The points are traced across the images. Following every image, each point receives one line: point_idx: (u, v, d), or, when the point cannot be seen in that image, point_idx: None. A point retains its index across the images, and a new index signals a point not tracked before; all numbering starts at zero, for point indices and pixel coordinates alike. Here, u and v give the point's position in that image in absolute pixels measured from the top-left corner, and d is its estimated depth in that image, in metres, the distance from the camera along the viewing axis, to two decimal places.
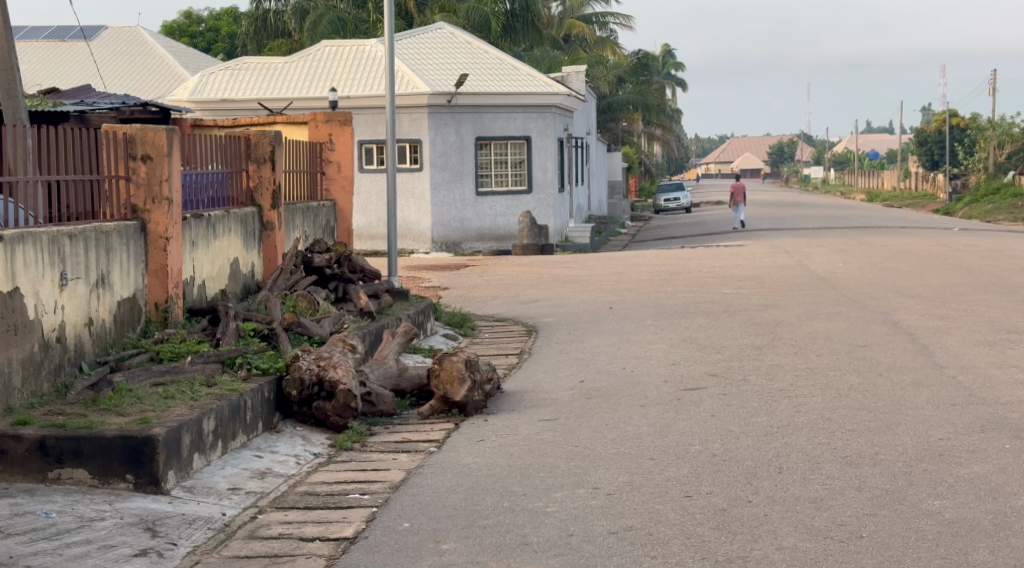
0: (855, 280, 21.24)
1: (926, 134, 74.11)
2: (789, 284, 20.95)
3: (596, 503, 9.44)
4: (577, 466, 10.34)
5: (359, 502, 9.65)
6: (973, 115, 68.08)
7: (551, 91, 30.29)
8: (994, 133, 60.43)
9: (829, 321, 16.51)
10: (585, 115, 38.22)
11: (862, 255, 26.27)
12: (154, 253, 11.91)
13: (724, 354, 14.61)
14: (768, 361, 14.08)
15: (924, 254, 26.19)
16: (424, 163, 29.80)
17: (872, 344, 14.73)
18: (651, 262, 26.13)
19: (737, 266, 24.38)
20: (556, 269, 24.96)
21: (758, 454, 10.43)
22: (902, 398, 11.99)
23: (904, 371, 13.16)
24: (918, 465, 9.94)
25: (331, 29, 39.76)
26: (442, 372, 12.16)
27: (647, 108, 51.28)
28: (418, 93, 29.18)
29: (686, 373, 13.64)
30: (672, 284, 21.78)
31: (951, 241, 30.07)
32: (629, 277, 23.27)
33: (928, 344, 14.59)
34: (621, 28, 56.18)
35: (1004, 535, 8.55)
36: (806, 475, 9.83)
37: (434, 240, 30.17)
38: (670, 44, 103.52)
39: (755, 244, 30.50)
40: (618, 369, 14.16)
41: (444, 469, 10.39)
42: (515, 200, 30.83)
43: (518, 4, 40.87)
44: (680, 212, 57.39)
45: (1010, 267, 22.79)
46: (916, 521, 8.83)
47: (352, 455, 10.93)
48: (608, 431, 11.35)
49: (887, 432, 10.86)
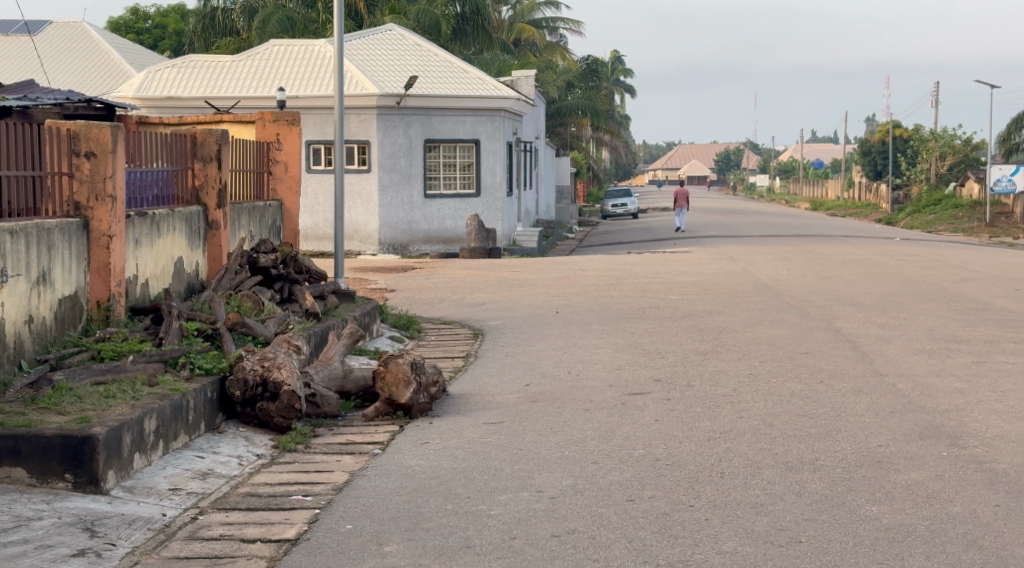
0: (798, 287, 21.43)
1: (870, 144, 74.93)
2: (734, 291, 21.08)
3: (540, 506, 9.45)
4: (521, 469, 10.36)
5: (301, 503, 9.61)
6: (916, 126, 68.88)
7: (501, 95, 30.37)
8: (937, 145, 61.08)
9: (772, 328, 16.65)
10: (534, 120, 38.28)
11: (806, 262, 26.51)
12: (97, 251, 11.82)
13: (668, 358, 14.70)
14: (712, 366, 14.17)
15: (868, 263, 26.42)
16: (373, 164, 29.76)
17: (814, 351, 14.85)
18: (599, 267, 26.20)
19: (683, 272, 24.51)
20: (504, 272, 24.96)
21: (700, 458, 10.49)
22: (843, 405, 12.10)
23: (845, 379, 13.26)
24: (857, 471, 10.04)
25: (280, 28, 39.60)
26: (387, 374, 12.15)
27: (596, 113, 51.42)
28: (367, 94, 29.08)
29: (631, 378, 13.68)
30: (619, 289, 21.86)
31: (893, 251, 30.37)
32: (576, 281, 23.32)
33: (869, 351, 14.75)
34: (571, 32, 56.28)
35: (939, 540, 8.66)
36: (747, 480, 9.89)
37: (381, 242, 30.13)
38: (619, 50, 104.02)
39: (700, 251, 30.67)
40: (564, 372, 14.19)
41: (388, 471, 10.38)
42: (463, 203, 30.81)
43: (469, 7, 40.89)
44: (627, 217, 57.60)
45: (951, 277, 23.04)
46: (854, 526, 8.91)
47: (295, 457, 10.88)
48: (553, 435, 11.37)
49: (827, 438, 10.95)
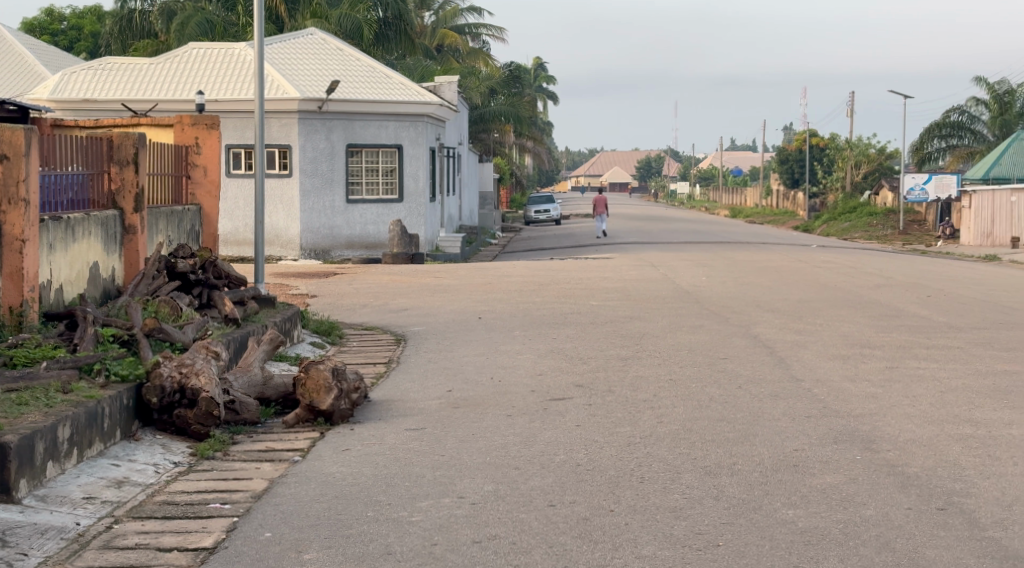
0: (717, 293, 21.59)
1: (788, 152, 75.82)
2: (655, 297, 21.19)
3: (461, 512, 9.42)
4: (442, 475, 10.32)
5: (219, 511, 9.50)
6: (832, 135, 69.80)
7: (424, 100, 30.33)
8: (852, 153, 61.90)
9: (691, 334, 16.74)
10: (457, 125, 38.25)
11: (725, 269, 26.73)
12: (9, 256, 11.62)
13: (589, 364, 14.74)
14: (633, 372, 14.22)
15: (786, 269, 26.70)
16: (294, 169, 29.58)
17: (733, 356, 14.96)
18: (521, 273, 26.24)
19: (604, 278, 24.60)
20: (426, 278, 24.91)
21: (621, 463, 10.51)
22: (760, 409, 12.19)
23: (763, 384, 13.35)
24: (773, 475, 10.11)
25: (199, 31, 39.23)
26: (308, 380, 12.06)
27: (518, 119, 51.49)
28: (288, 98, 28.91)
29: (553, 384, 13.68)
30: (541, 295, 21.89)
31: (811, 257, 30.71)
32: (498, 287, 23.32)
33: (785, 357, 14.89)
34: (494, 39, 56.32)
35: (853, 542, 8.76)
36: (666, 485, 9.93)
37: (303, 247, 29.92)
38: (541, 57, 104.35)
39: (622, 257, 30.82)
40: (486, 378, 14.16)
41: (308, 478, 10.29)
42: (386, 208, 30.68)
43: (391, 12, 40.78)
44: (550, 223, 57.75)
45: (866, 284, 23.34)
46: (770, 529, 8.98)
47: (213, 465, 10.76)
48: (474, 441, 11.34)
49: (744, 442, 11.03)
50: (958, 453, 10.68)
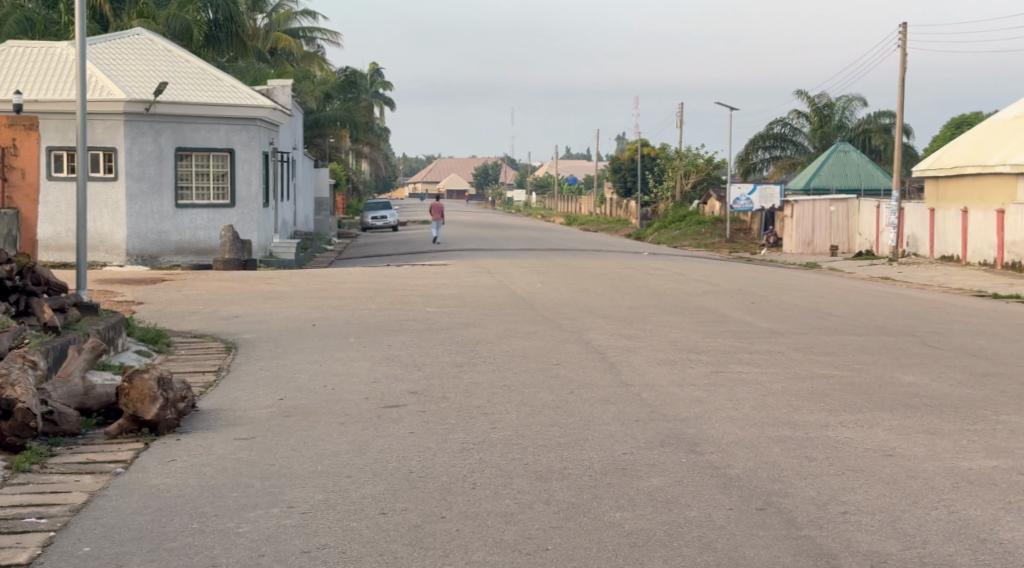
0: (551, 300, 21.69)
1: (620, 162, 76.99)
2: (490, 303, 21.18)
3: (289, 522, 9.23)
4: (271, 484, 10.09)
5: (35, 526, 9.14)
6: (662, 145, 71.09)
7: (256, 103, 29.89)
8: (681, 163, 63.07)
9: (525, 340, 16.75)
10: (291, 129, 37.81)
11: (560, 275, 26.87)
12: None
13: (423, 371, 14.62)
14: (466, 378, 14.15)
15: (619, 276, 26.97)
16: (120, 173, 28.86)
17: (565, 362, 15.00)
18: (355, 279, 26.00)
19: (439, 285, 24.51)
20: (258, 284, 24.53)
21: (452, 469, 10.42)
22: (591, 414, 12.22)
23: (594, 389, 13.39)
24: (603, 479, 10.12)
25: (20, 29, 38.04)
26: (132, 390, 11.70)
27: (353, 125, 51.14)
28: (114, 100, 28.22)
29: (386, 391, 13.51)
30: (376, 301, 21.70)
31: (644, 264, 31.09)
32: (333, 293, 23.06)
33: (616, 362, 14.99)
34: (328, 43, 55.87)
35: (677, 544, 8.85)
36: (497, 490, 9.88)
37: (130, 253, 29.21)
38: (376, 63, 103.97)
39: (458, 263, 30.78)
40: (319, 386, 13.94)
41: (131, 490, 9.96)
42: (217, 213, 30.14)
43: (222, 14, 40.11)
44: (386, 229, 57.51)
45: (696, 291, 23.69)
46: (599, 533, 9.00)
47: (28, 478, 10.36)
48: (305, 450, 11.13)
49: (575, 447, 11.03)
50: (779, 455, 10.84)
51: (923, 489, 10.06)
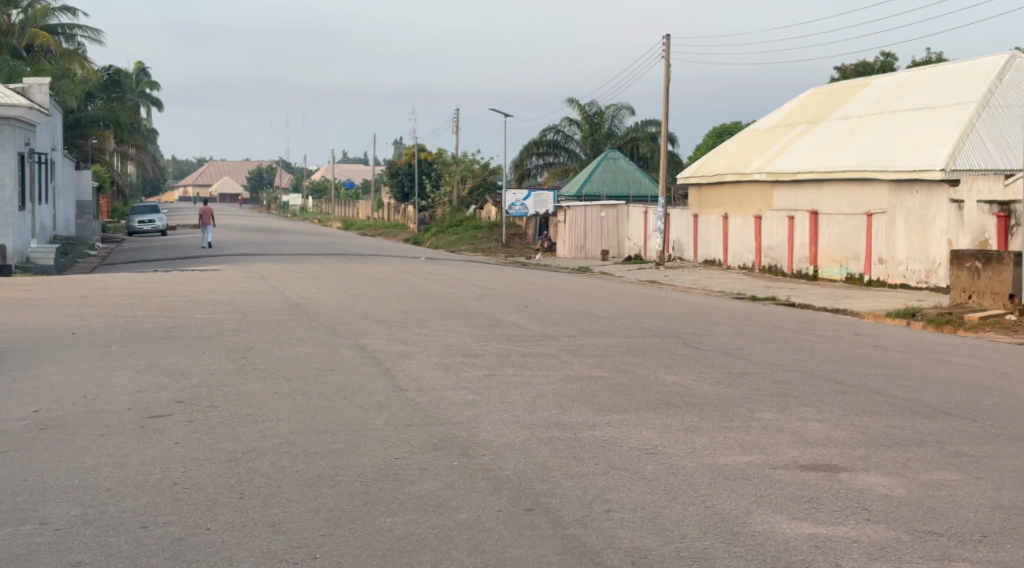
0: (325, 305, 21.41)
1: (398, 166, 77.03)
2: (262, 309, 20.79)
3: (43, 539, 8.85)
4: (26, 501, 9.63)
5: None
6: (439, 151, 71.40)
7: (11, 102, 28.67)
8: (458, 169, 63.41)
9: (297, 346, 16.46)
10: (51, 130, 36.45)
11: (335, 280, 26.60)
12: None
13: (191, 379, 14.20)
14: (235, 386, 13.80)
15: (395, 281, 26.85)
16: None
17: (337, 368, 14.79)
18: (121, 286, 25.20)
19: (210, 291, 23.95)
20: (17, 291, 23.54)
21: (218, 479, 10.12)
22: (362, 420, 12.05)
23: (366, 395, 13.23)
24: (373, 484, 9.98)
25: None
26: None
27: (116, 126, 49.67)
28: None
29: (151, 401, 13.07)
30: (143, 308, 21.05)
31: (420, 269, 31.06)
32: (97, 300, 22.29)
33: (389, 367, 14.85)
34: (90, 41, 54.11)
35: (446, 547, 8.85)
36: (264, 499, 9.65)
37: None
38: (144, 62, 101.43)
39: (230, 268, 30.17)
40: (80, 397, 13.40)
41: None
42: None
43: None
44: (154, 233, 56.12)
45: (470, 295, 23.74)
46: (368, 538, 8.93)
47: None
48: (62, 464, 10.66)
49: (345, 453, 10.85)
50: (550, 456, 10.88)
51: (683, 485, 10.25)
